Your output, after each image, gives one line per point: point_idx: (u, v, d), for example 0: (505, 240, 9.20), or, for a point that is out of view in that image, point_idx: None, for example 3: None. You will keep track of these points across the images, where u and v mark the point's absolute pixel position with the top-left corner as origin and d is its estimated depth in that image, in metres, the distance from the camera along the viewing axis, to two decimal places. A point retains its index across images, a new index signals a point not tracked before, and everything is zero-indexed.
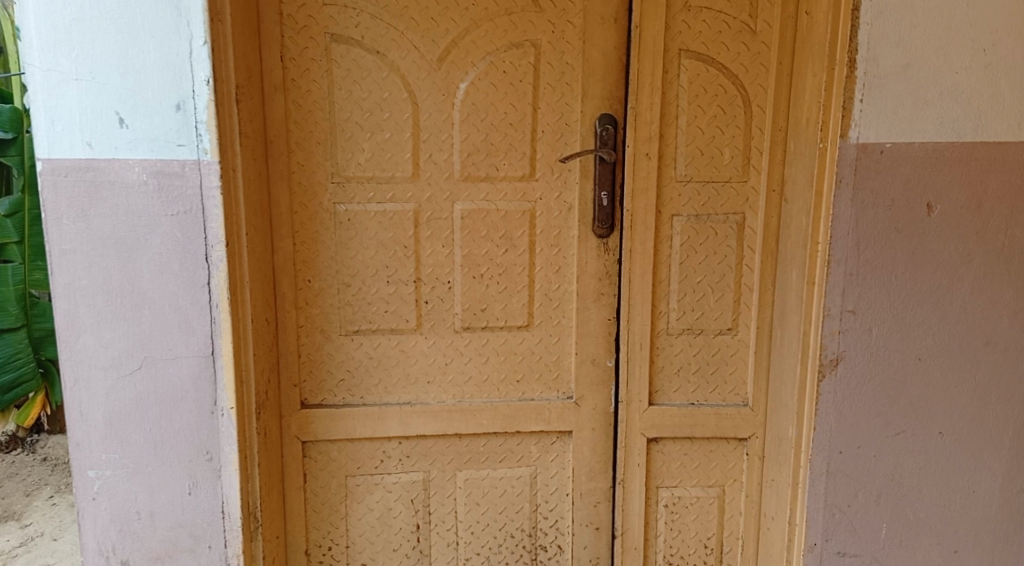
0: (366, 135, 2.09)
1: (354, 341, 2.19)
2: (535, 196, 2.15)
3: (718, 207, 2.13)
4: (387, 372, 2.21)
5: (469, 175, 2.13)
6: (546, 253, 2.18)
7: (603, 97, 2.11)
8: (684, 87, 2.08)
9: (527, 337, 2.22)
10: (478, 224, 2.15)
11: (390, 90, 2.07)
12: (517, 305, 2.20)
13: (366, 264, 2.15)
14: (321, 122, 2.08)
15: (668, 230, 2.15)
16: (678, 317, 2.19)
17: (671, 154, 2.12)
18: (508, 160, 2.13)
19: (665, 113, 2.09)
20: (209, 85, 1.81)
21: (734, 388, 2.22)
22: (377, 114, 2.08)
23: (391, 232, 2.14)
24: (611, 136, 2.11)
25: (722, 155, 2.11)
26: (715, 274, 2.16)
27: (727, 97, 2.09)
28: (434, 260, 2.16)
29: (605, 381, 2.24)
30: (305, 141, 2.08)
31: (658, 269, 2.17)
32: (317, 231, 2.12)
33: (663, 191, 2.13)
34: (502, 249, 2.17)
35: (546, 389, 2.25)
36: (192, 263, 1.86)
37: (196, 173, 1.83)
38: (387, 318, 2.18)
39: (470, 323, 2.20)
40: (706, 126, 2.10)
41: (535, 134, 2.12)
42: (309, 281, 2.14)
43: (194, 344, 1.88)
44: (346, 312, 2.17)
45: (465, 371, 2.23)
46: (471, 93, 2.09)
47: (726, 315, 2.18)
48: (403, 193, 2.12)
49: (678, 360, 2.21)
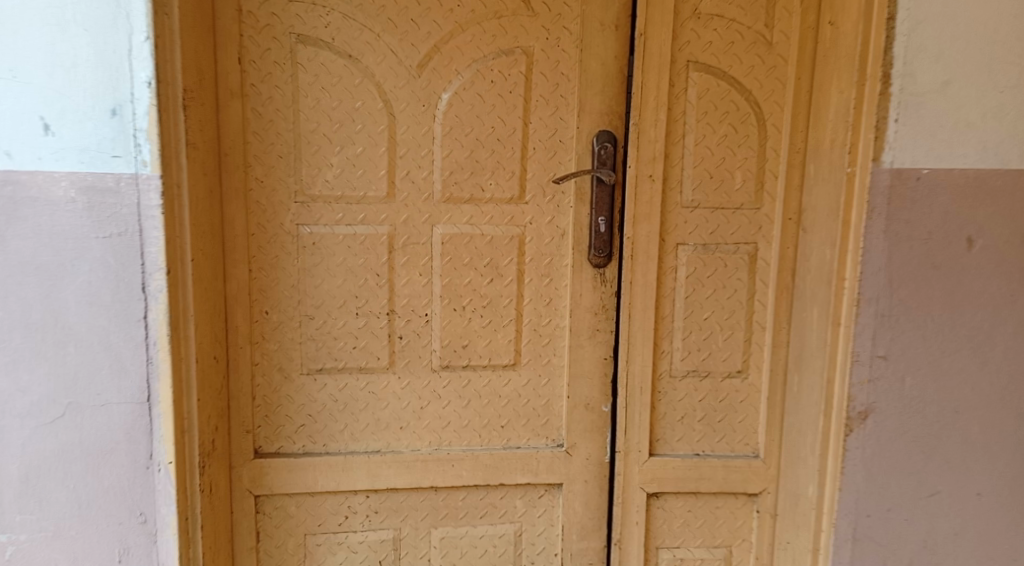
0: (334, 149, 1.84)
1: (317, 381, 1.93)
2: (525, 220, 1.91)
3: (728, 236, 1.91)
4: (355, 417, 1.95)
5: (451, 196, 1.89)
6: (536, 285, 1.94)
7: (602, 111, 1.87)
8: (692, 102, 1.86)
9: (513, 377, 1.98)
10: (460, 251, 1.91)
11: (362, 98, 1.83)
12: (502, 341, 1.96)
13: (333, 295, 1.90)
14: (283, 134, 1.83)
15: (672, 260, 1.92)
16: (683, 358, 1.96)
17: (677, 176, 1.88)
18: (495, 180, 1.89)
19: (671, 131, 1.87)
20: (151, 87, 1.56)
21: (744, 438, 1.99)
22: (348, 125, 1.84)
23: (361, 258, 1.89)
24: (610, 155, 1.87)
25: (732, 180, 1.88)
26: (724, 310, 1.93)
27: (740, 115, 1.86)
28: (409, 291, 1.92)
29: (600, 429, 2.00)
30: (264, 154, 1.83)
31: (661, 305, 1.94)
32: (278, 256, 1.87)
33: (667, 217, 1.90)
34: (486, 279, 1.93)
35: (533, 437, 2.00)
36: (126, 294, 1.61)
37: (133, 189, 1.58)
38: (355, 356, 1.93)
39: (449, 362, 1.96)
40: (716, 147, 1.87)
41: (526, 151, 1.89)
42: (266, 312, 1.89)
43: (128, 388, 1.63)
44: (308, 348, 1.91)
45: (443, 415, 1.98)
46: (454, 104, 1.85)
47: (736, 357, 1.95)
48: (375, 214, 1.88)
49: (681, 406, 1.98)
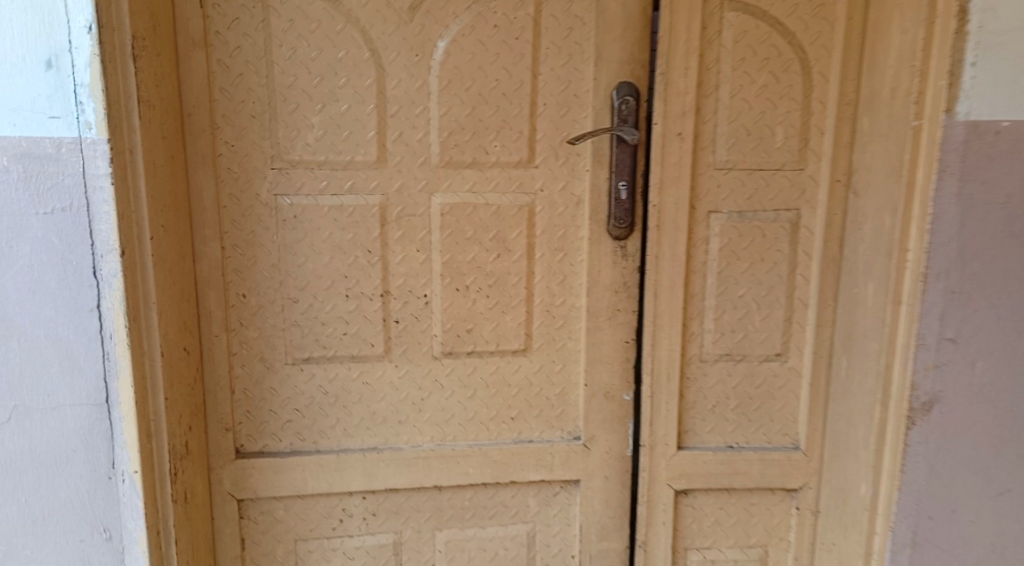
0: (315, 108, 1.61)
1: (303, 372, 1.71)
2: (535, 187, 1.68)
3: (767, 202, 1.68)
4: (347, 411, 1.74)
5: (450, 160, 1.66)
6: (548, 260, 1.72)
7: (623, 59, 1.63)
8: (727, 47, 1.61)
9: (523, 364, 1.76)
10: (461, 223, 1.68)
11: (346, 48, 1.59)
12: (511, 324, 1.74)
13: (319, 274, 1.67)
14: (256, 91, 1.59)
15: (703, 231, 1.69)
16: (715, 340, 1.74)
17: (709, 134, 1.65)
18: (500, 141, 1.66)
19: (702, 81, 1.63)
20: (92, 32, 1.34)
21: (783, 428, 1.77)
22: (330, 79, 1.60)
23: (350, 233, 1.66)
24: (632, 110, 1.64)
25: (773, 136, 1.65)
26: (761, 286, 1.71)
27: (781, 62, 1.62)
28: (405, 269, 1.70)
29: (622, 419, 1.78)
30: (235, 114, 1.59)
31: (690, 281, 1.71)
32: (255, 232, 1.64)
33: (698, 181, 1.67)
34: (492, 254, 1.70)
35: (548, 429, 1.79)
36: (74, 279, 1.39)
37: (76, 155, 1.36)
38: (346, 343, 1.71)
39: (453, 348, 1.74)
40: (755, 99, 1.64)
41: (535, 108, 1.65)
42: (243, 296, 1.66)
43: (81, 389, 1.42)
44: (293, 335, 1.69)
45: (446, 407, 1.77)
46: (451, 53, 1.61)
47: (775, 338, 1.73)
48: (365, 182, 1.65)
49: (713, 393, 1.76)
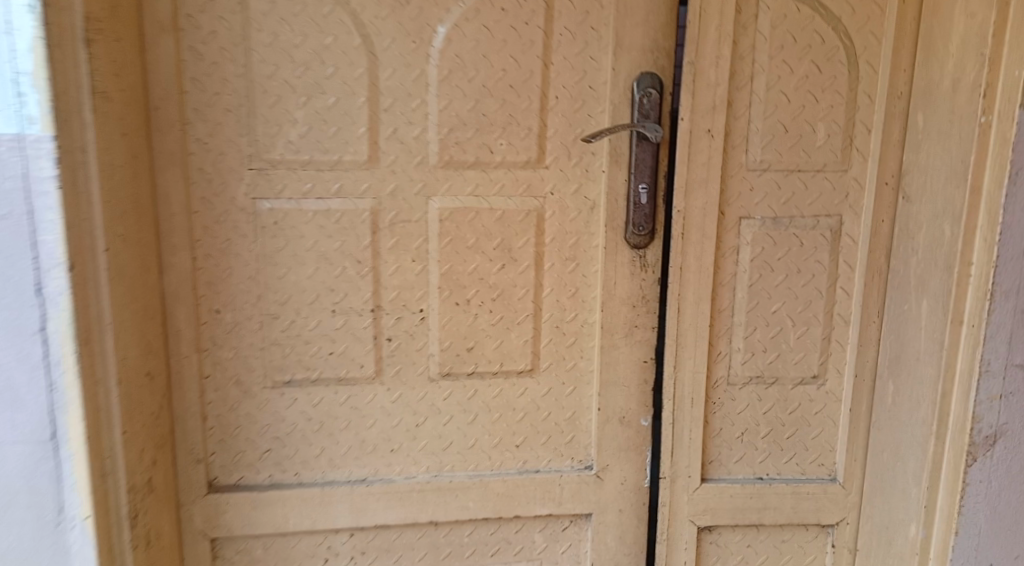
0: (298, 100, 1.42)
1: (285, 397, 1.53)
2: (545, 190, 1.50)
3: (805, 208, 1.50)
4: (333, 439, 1.56)
5: (450, 160, 1.47)
6: (558, 272, 1.54)
7: (645, 46, 1.45)
8: (764, 33, 1.44)
9: (531, 386, 1.58)
10: (463, 230, 1.50)
11: (334, 33, 1.40)
12: (516, 342, 1.56)
13: (302, 287, 1.49)
14: (231, 81, 1.40)
15: (733, 239, 1.51)
16: (744, 361, 1.56)
17: (741, 131, 1.47)
18: (506, 138, 1.47)
19: (735, 72, 1.45)
20: (34, 12, 1.15)
21: (817, 458, 1.60)
22: (316, 68, 1.41)
23: (337, 241, 1.48)
24: (655, 103, 1.46)
25: (814, 133, 1.47)
26: (797, 301, 1.54)
27: (824, 50, 1.45)
28: (399, 281, 1.51)
29: (639, 448, 1.61)
30: (207, 107, 1.40)
31: (717, 296, 1.53)
32: (229, 239, 1.45)
33: (728, 184, 1.49)
34: (497, 265, 1.52)
35: (557, 458, 1.61)
36: (15, 298, 1.20)
37: (16, 155, 1.17)
38: (333, 364, 1.53)
39: (451, 369, 1.56)
40: (795, 91, 1.46)
41: (545, 101, 1.47)
42: (216, 311, 1.48)
43: (24, 424, 1.24)
44: (273, 355, 1.51)
45: (444, 434, 1.59)
46: (452, 40, 1.43)
47: (811, 360, 1.56)
48: (355, 183, 1.46)
49: (740, 420, 1.59)
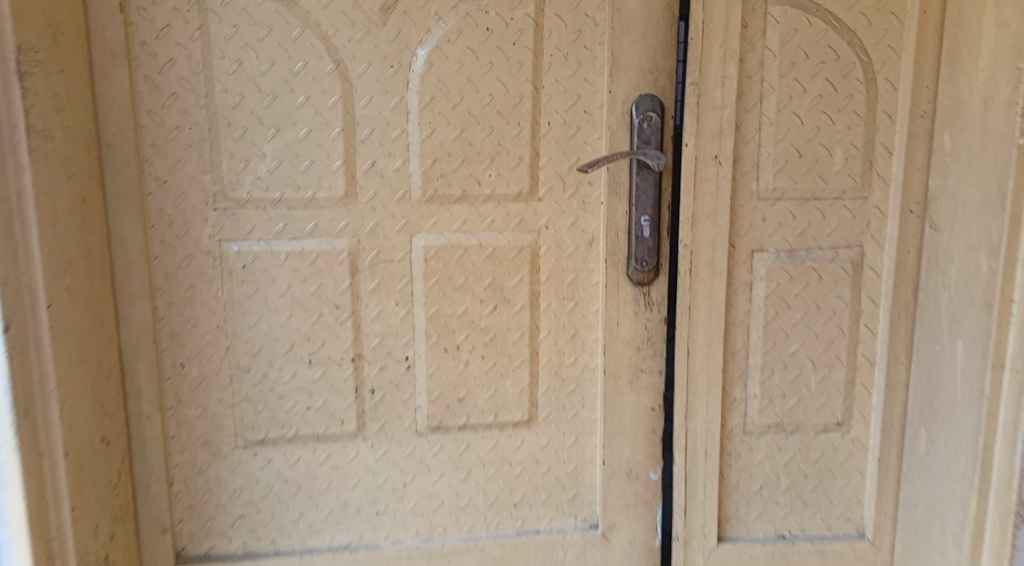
0: (266, 133, 1.30)
1: (258, 457, 1.40)
2: (539, 225, 1.37)
3: (823, 238, 1.37)
4: (312, 502, 1.43)
5: (434, 194, 1.35)
6: (555, 313, 1.41)
7: (644, 66, 1.33)
8: (774, 49, 1.32)
9: (528, 438, 1.45)
10: (450, 270, 1.37)
11: (304, 58, 1.29)
12: (512, 391, 1.42)
13: (275, 337, 1.36)
14: (192, 112, 1.28)
15: (745, 275, 1.38)
16: (762, 408, 1.43)
17: (751, 156, 1.35)
18: (495, 169, 1.35)
19: (743, 93, 1.33)
20: None
21: (844, 512, 1.47)
22: (285, 97, 1.29)
23: (312, 285, 1.35)
24: (656, 129, 1.33)
25: (831, 157, 1.35)
26: (817, 341, 1.41)
27: (839, 67, 1.32)
28: (382, 326, 1.38)
29: (648, 504, 1.47)
30: (165, 142, 1.29)
31: (730, 336, 1.40)
32: (193, 286, 1.33)
33: (738, 214, 1.36)
34: (488, 307, 1.39)
35: (559, 517, 1.48)
36: None
37: None
38: (310, 420, 1.40)
39: (441, 422, 1.43)
40: (808, 112, 1.34)
41: (537, 128, 1.34)
42: (181, 366, 1.35)
43: None
44: (244, 412, 1.38)
45: (435, 494, 1.45)
46: (434, 63, 1.31)
47: (834, 405, 1.43)
48: (331, 222, 1.34)
49: (757, 472, 1.45)
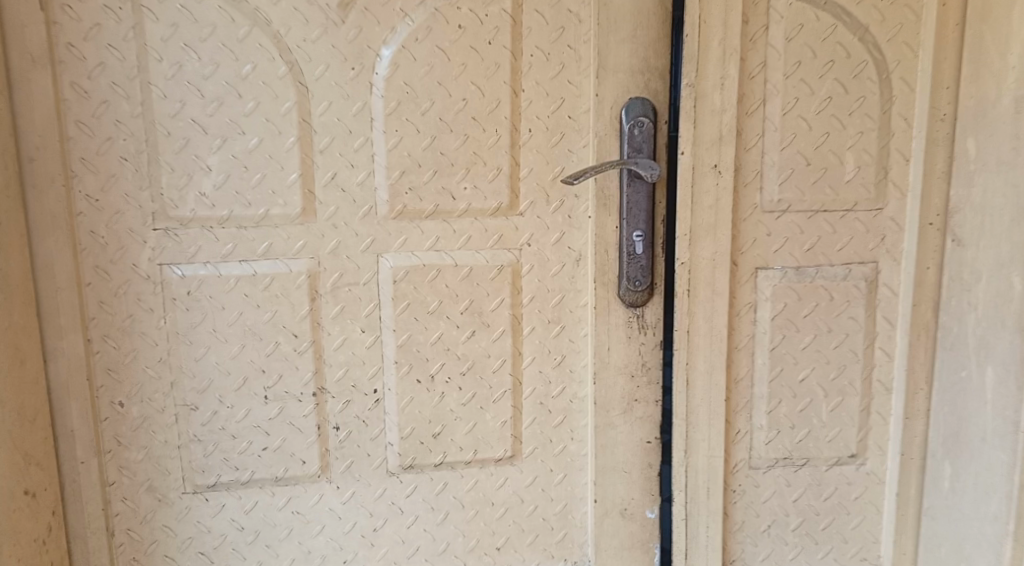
0: (212, 144, 1.16)
1: (209, 503, 1.26)
2: (519, 242, 1.24)
3: (834, 254, 1.24)
4: (272, 552, 1.28)
5: (402, 209, 1.21)
6: (539, 338, 1.27)
7: (634, 66, 1.19)
8: (778, 46, 1.19)
9: (511, 476, 1.31)
10: (421, 293, 1.23)
11: (253, 60, 1.15)
12: (492, 425, 1.29)
13: (227, 371, 1.22)
14: (126, 122, 1.15)
15: (748, 295, 1.25)
16: (768, 440, 1.30)
17: (754, 164, 1.21)
18: (470, 181, 1.21)
19: (744, 95, 1.19)
20: None
21: (859, 551, 1.34)
22: (232, 104, 1.16)
23: (267, 312, 1.21)
24: (647, 135, 1.20)
25: (842, 166, 1.22)
26: (828, 366, 1.28)
27: (850, 65, 1.20)
28: (347, 356, 1.24)
29: (644, 545, 1.33)
30: (97, 156, 1.15)
31: (733, 363, 1.27)
32: (133, 316, 1.19)
33: (740, 228, 1.23)
34: (465, 333, 1.25)
35: (546, 561, 1.34)
36: None
37: None
38: (268, 461, 1.25)
39: (414, 461, 1.28)
40: (817, 115, 1.20)
41: (516, 136, 1.21)
42: (120, 404, 1.21)
43: None
44: (193, 454, 1.24)
45: (408, 539, 1.31)
46: (400, 65, 1.17)
47: (847, 436, 1.30)
48: (287, 241, 1.20)
49: (764, 510, 1.32)
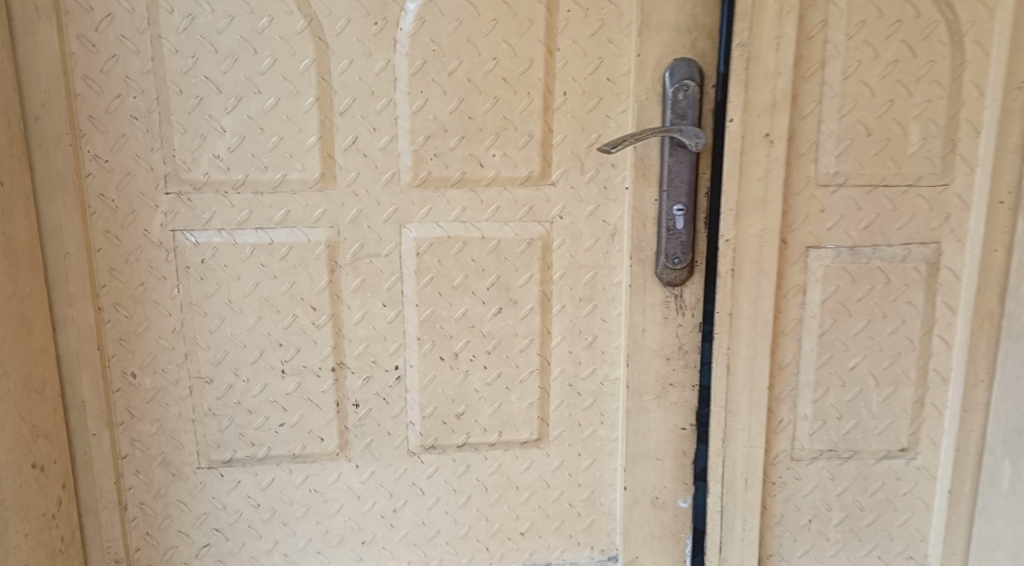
0: (226, 103, 1.09)
1: (224, 479, 1.21)
2: (552, 213, 1.16)
3: (892, 233, 1.15)
4: (288, 530, 1.23)
5: (427, 177, 1.13)
6: (570, 317, 1.19)
7: (680, 24, 1.10)
8: (840, 4, 1.08)
9: (538, 460, 1.24)
10: (446, 267, 1.16)
11: (270, 12, 1.07)
12: (519, 407, 1.22)
13: (241, 343, 1.17)
14: (137, 79, 1.08)
15: (797, 275, 1.16)
16: (813, 430, 1.21)
17: (809, 133, 1.12)
18: (500, 148, 1.13)
19: (801, 57, 1.09)
20: None
21: (906, 549, 1.25)
22: (248, 60, 1.08)
23: (284, 283, 1.15)
24: (693, 101, 1.11)
25: (905, 137, 1.12)
26: (881, 354, 1.19)
27: (919, 26, 1.09)
28: (367, 331, 1.18)
29: (677, 536, 1.26)
30: (106, 114, 1.09)
31: (778, 348, 1.18)
32: (144, 284, 1.14)
33: (792, 203, 1.14)
34: (492, 309, 1.18)
35: (572, 547, 1.28)
36: None
37: None
38: (284, 438, 1.20)
39: (436, 442, 1.22)
40: (880, 81, 1.10)
41: (550, 99, 1.12)
42: (132, 376, 1.16)
43: None
44: (207, 429, 1.19)
45: (429, 521, 1.25)
46: (426, 20, 1.09)
47: (899, 428, 1.21)
48: (306, 208, 1.13)
49: (806, 503, 1.24)
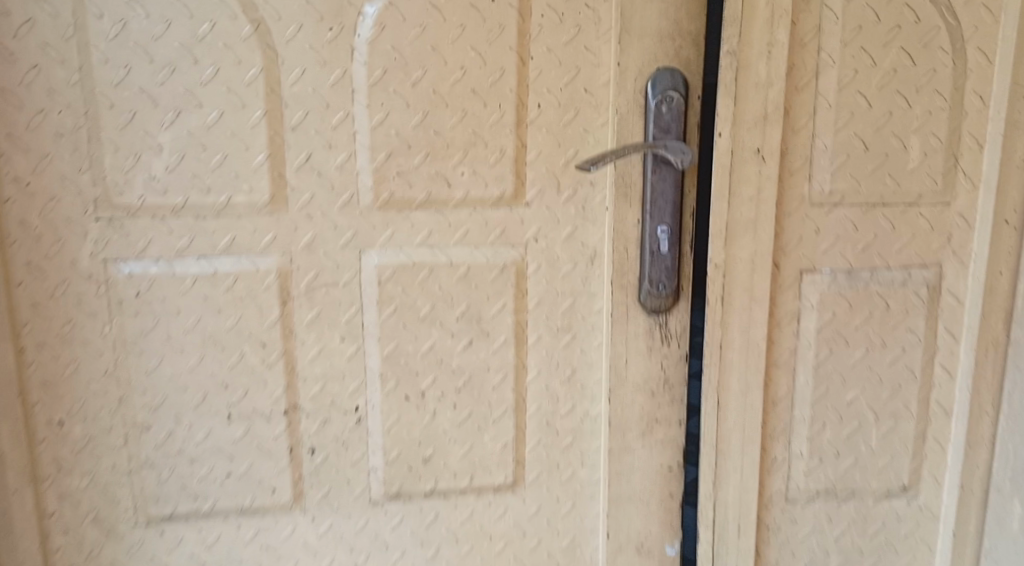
0: (163, 118, 0.98)
1: (164, 537, 1.08)
2: (526, 237, 1.06)
3: (892, 255, 1.07)
4: None
5: (389, 198, 1.03)
6: (546, 349, 1.09)
7: (663, 31, 1.01)
8: (836, 7, 1.01)
9: (513, 506, 1.13)
10: (410, 296, 1.06)
11: (212, 18, 0.97)
12: (491, 450, 1.11)
13: (182, 386, 1.04)
14: (62, 92, 0.97)
15: (792, 302, 1.07)
16: (810, 468, 1.12)
17: (803, 148, 1.04)
18: (469, 165, 1.03)
19: (794, 66, 1.01)
20: None
21: None
22: (188, 70, 0.97)
23: (230, 318, 1.03)
24: (678, 113, 1.02)
25: (906, 151, 1.04)
26: (882, 385, 1.10)
27: (919, 33, 1.02)
28: (323, 368, 1.06)
29: None
30: (26, 132, 0.97)
31: (772, 380, 1.09)
32: (72, 321, 1.01)
33: (785, 223, 1.05)
34: (461, 342, 1.08)
35: None
36: None
37: None
38: (231, 490, 1.08)
39: (401, 489, 1.11)
40: (878, 91, 1.03)
41: (523, 112, 1.03)
42: (58, 424, 1.03)
43: None
44: (144, 481, 1.06)
45: None
46: (387, 25, 0.99)
47: (901, 464, 1.13)
48: (254, 234, 1.02)
49: (804, 546, 1.15)
